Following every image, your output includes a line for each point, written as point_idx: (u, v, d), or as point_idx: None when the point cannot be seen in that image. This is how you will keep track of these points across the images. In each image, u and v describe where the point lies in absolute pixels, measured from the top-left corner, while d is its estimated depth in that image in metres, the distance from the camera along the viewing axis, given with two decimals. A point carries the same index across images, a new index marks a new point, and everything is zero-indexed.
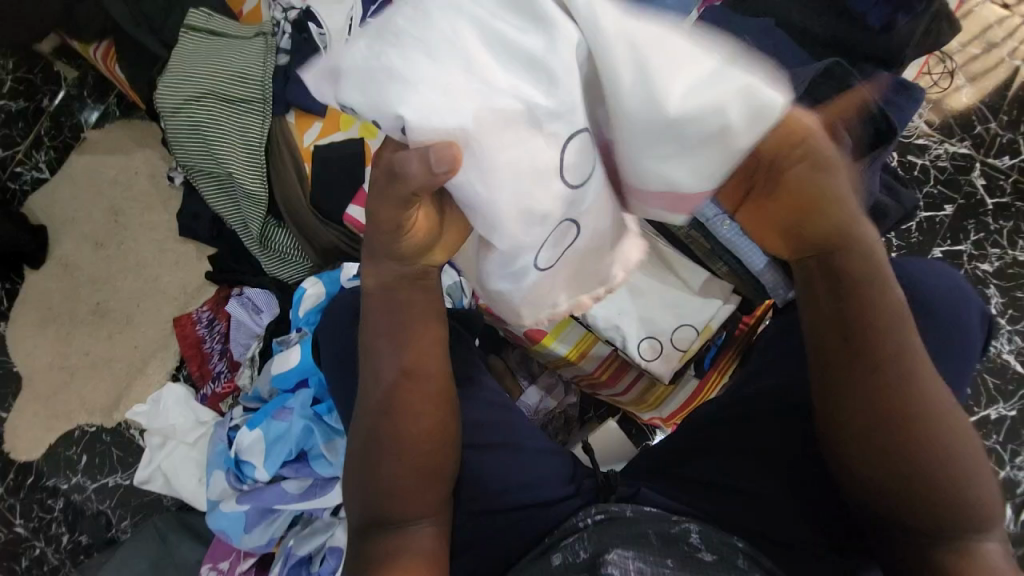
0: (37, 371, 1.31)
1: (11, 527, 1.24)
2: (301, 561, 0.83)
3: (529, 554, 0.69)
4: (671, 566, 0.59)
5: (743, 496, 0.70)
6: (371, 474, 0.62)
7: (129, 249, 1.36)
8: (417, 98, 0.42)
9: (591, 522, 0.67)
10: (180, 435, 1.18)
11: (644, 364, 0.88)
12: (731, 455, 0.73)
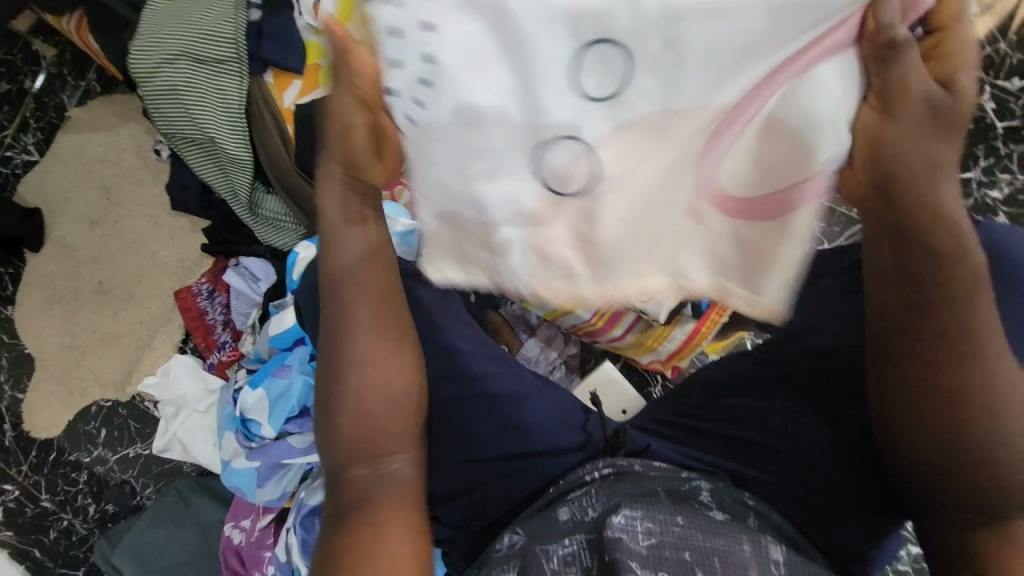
0: (49, 352, 1.34)
1: (41, 500, 1.30)
2: (312, 511, 0.85)
3: (531, 502, 0.71)
4: (682, 524, 0.58)
5: (758, 447, 0.70)
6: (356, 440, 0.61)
7: (124, 226, 1.36)
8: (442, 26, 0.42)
9: (597, 475, 0.67)
10: (192, 404, 1.21)
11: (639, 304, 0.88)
12: (734, 403, 0.73)
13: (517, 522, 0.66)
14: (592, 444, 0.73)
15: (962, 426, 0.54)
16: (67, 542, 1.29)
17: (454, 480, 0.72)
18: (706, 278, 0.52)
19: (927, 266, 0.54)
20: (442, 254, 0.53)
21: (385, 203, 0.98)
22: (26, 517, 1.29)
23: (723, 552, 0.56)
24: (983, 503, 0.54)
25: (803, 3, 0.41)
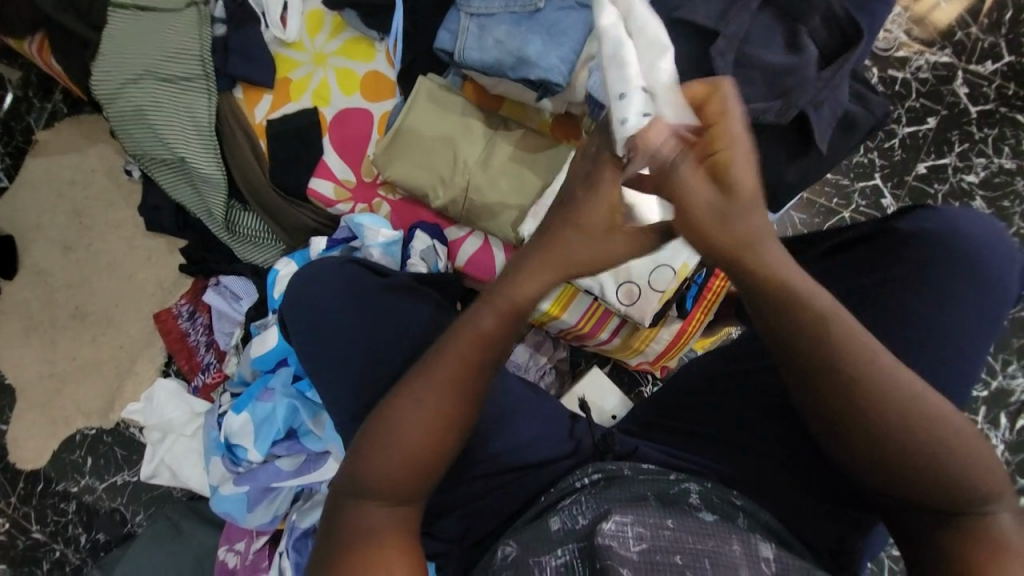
0: (29, 382, 1.31)
1: (29, 533, 1.27)
2: (304, 533, 0.84)
3: (522, 514, 0.69)
4: (672, 527, 0.58)
5: (732, 449, 0.71)
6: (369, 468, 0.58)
7: (99, 249, 1.33)
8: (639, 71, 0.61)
9: (587, 482, 0.67)
10: (179, 429, 1.19)
11: (624, 310, 0.88)
12: (717, 408, 0.74)
13: (509, 535, 0.65)
14: (580, 449, 0.73)
15: (874, 442, 0.56)
16: None
17: (446, 497, 0.71)
18: None
19: (803, 312, 0.57)
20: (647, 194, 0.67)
21: (366, 215, 0.96)
22: (14, 552, 1.27)
23: (713, 553, 0.56)
24: (951, 500, 0.54)
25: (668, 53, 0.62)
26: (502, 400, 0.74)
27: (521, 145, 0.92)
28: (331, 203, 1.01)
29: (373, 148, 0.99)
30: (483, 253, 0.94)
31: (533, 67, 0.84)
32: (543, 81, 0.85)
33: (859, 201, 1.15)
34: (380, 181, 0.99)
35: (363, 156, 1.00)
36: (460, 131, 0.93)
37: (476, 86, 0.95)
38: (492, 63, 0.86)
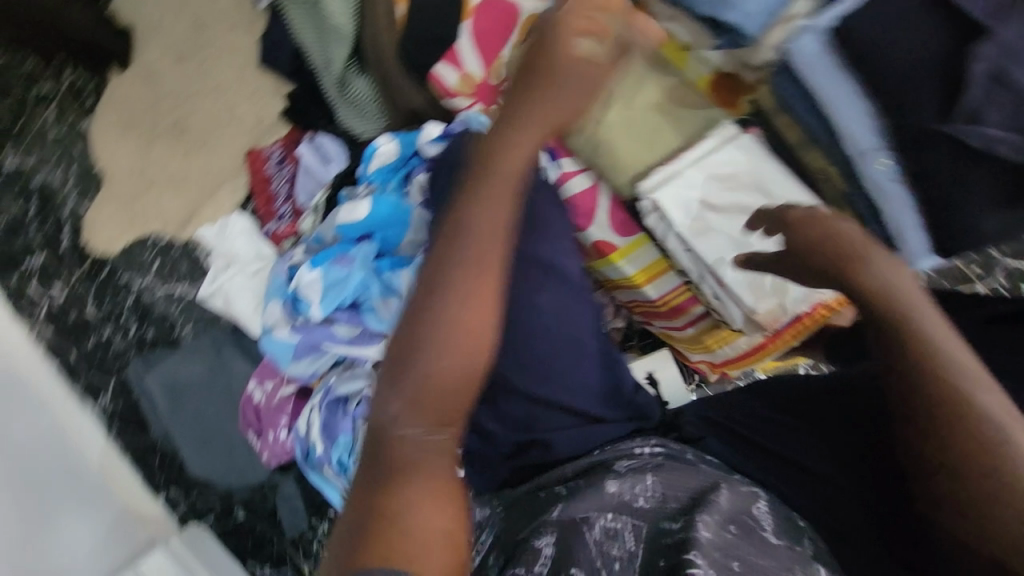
0: (118, 174, 1.37)
1: (85, 309, 1.37)
2: (339, 398, 0.89)
3: (578, 457, 0.70)
4: (733, 532, 0.56)
5: (789, 462, 0.72)
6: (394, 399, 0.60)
7: (210, 69, 1.33)
8: (758, 285, 0.78)
9: (648, 452, 0.67)
10: (242, 264, 1.26)
11: (719, 307, 0.82)
12: (776, 425, 0.75)
13: (563, 477, 0.68)
14: (637, 421, 0.75)
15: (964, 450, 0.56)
16: (101, 355, 1.35)
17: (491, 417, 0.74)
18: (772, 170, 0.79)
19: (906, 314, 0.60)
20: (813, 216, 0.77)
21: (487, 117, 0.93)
22: (66, 321, 1.36)
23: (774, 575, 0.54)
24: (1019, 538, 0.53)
25: (728, 247, 0.79)
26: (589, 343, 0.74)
27: (669, 97, 0.86)
28: (451, 94, 0.96)
29: (509, 51, 0.93)
30: (589, 195, 0.88)
31: (729, 8, 0.74)
32: (733, 28, 0.76)
33: (999, 279, 1.02)
34: (507, 86, 0.94)
35: (497, 54, 0.94)
36: (613, 56, 0.86)
37: (644, 11, 0.86)
38: None
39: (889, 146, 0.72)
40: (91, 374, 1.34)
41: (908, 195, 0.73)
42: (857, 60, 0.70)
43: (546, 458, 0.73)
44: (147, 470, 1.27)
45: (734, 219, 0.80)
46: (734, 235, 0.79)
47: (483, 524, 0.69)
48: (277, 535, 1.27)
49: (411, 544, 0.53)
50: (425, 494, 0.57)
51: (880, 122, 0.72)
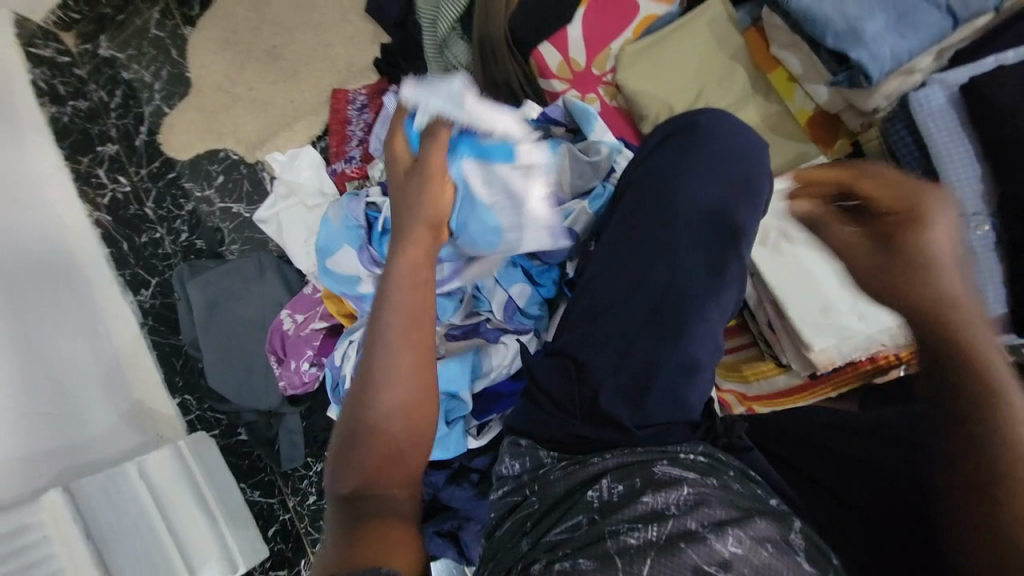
0: (207, 86, 1.42)
1: (143, 206, 1.40)
2: None
3: (613, 448, 0.69)
4: (767, 553, 0.55)
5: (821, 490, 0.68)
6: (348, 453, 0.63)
7: (317, 6, 1.37)
8: (824, 329, 0.76)
9: (692, 458, 0.66)
10: (303, 196, 1.28)
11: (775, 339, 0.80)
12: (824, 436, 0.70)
13: (603, 464, 0.67)
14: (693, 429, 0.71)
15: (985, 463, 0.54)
16: (150, 252, 1.36)
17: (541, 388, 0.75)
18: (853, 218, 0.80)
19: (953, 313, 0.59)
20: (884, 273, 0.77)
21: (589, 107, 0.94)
22: (124, 212, 1.37)
23: None
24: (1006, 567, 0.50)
25: (799, 284, 0.78)
26: (707, 325, 0.73)
27: (768, 122, 0.88)
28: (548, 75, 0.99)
29: (619, 45, 0.96)
30: None
31: (859, 45, 0.75)
32: (857, 65, 0.77)
33: None
34: (608, 79, 0.97)
35: (604, 46, 0.96)
36: (720, 72, 0.90)
37: (760, 35, 0.89)
38: (817, 18, 0.77)
39: (991, 211, 0.75)
40: (137, 267, 1.34)
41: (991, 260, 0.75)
42: (977, 116, 0.73)
43: (589, 434, 0.70)
44: (168, 370, 1.27)
45: (806, 257, 0.79)
46: (808, 273, 0.78)
47: (507, 500, 0.70)
48: (273, 464, 1.25)
49: (373, 507, 0.59)
50: (380, 459, 0.62)
51: (987, 188, 0.75)
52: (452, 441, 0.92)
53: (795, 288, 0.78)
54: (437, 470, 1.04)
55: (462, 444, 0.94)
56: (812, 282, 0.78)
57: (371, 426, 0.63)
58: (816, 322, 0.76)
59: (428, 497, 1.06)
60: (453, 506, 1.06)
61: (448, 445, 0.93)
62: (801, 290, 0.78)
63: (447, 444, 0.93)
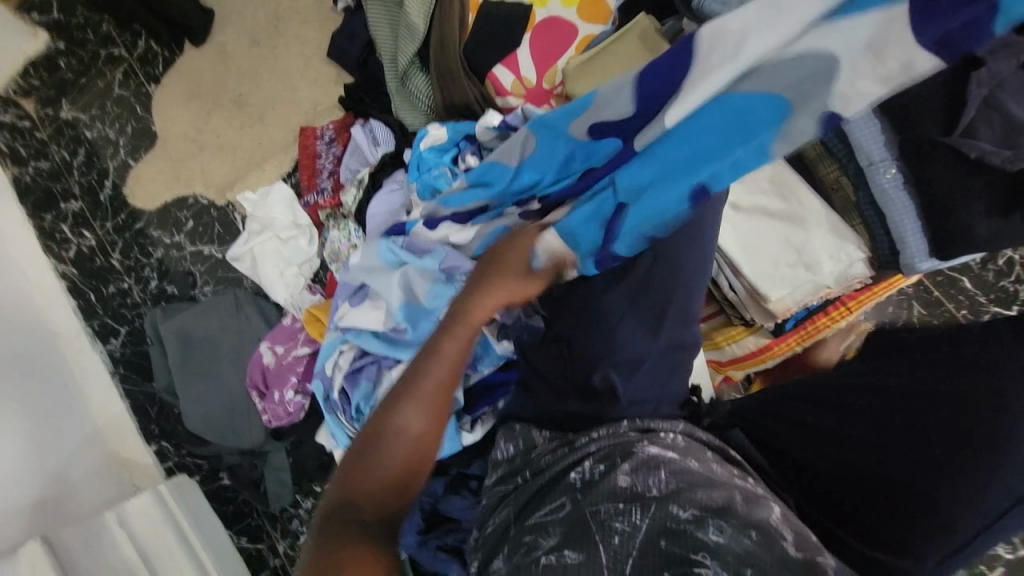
0: (173, 136, 1.45)
1: (109, 258, 1.38)
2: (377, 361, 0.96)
3: (606, 424, 0.76)
4: (750, 541, 0.57)
5: (800, 455, 0.77)
6: (350, 472, 0.65)
7: (280, 55, 1.45)
8: (779, 284, 0.86)
9: (675, 440, 0.71)
10: (276, 230, 1.31)
11: (741, 300, 0.90)
12: (795, 415, 0.80)
13: (588, 453, 0.71)
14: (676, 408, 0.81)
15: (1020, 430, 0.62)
16: (118, 301, 1.34)
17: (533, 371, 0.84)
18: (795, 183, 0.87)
19: None
20: (830, 225, 0.85)
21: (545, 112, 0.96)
22: (91, 265, 1.36)
23: None
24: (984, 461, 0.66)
25: (755, 245, 0.87)
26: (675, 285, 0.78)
27: None
28: (504, 93, 1.09)
29: (564, 61, 1.04)
30: None
31: None
32: None
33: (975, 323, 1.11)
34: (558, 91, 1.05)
35: (551, 64, 1.06)
36: None
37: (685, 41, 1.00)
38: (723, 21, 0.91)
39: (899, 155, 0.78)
40: (106, 317, 1.31)
41: (909, 203, 0.77)
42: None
43: (578, 411, 0.79)
44: (143, 418, 1.24)
45: (759, 220, 0.88)
46: (762, 236, 0.87)
47: (506, 480, 0.76)
48: (260, 506, 1.21)
49: (345, 515, 0.62)
50: (367, 481, 0.64)
51: None
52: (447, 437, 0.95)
53: (751, 249, 0.87)
54: (435, 478, 1.03)
55: (457, 441, 0.97)
56: (765, 241, 0.87)
57: (377, 433, 0.66)
58: (773, 280, 0.86)
59: (429, 507, 1.04)
60: (455, 518, 1.04)
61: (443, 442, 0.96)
62: (757, 252, 0.87)
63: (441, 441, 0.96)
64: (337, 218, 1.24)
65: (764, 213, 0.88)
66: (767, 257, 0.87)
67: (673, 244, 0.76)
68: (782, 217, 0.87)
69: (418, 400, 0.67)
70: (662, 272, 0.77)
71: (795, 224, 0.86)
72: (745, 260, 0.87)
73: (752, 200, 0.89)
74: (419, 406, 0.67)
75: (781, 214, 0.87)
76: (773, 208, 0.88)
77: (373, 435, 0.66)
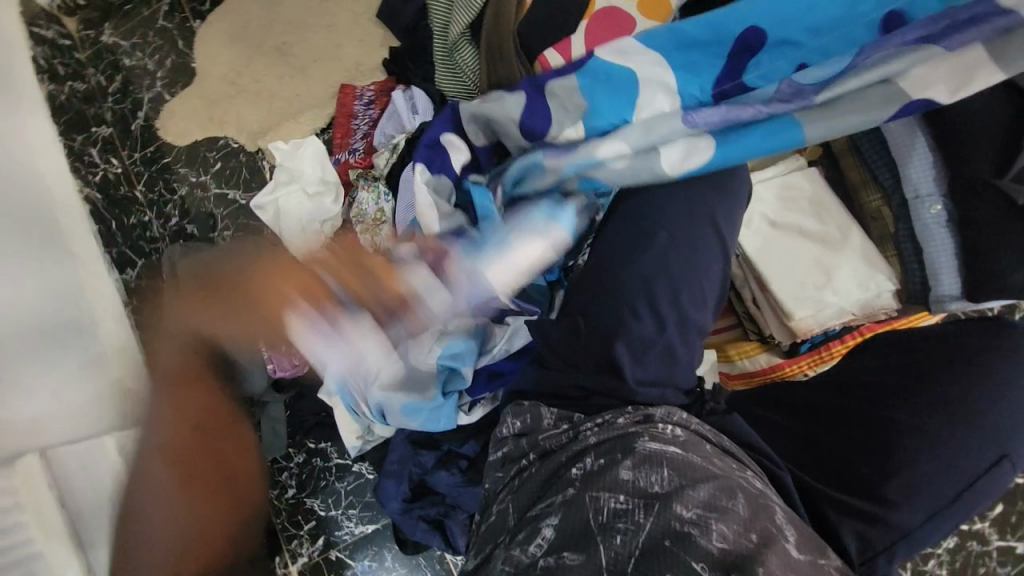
0: (211, 76, 1.44)
1: (134, 189, 1.39)
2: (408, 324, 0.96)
3: (611, 409, 0.78)
4: (753, 542, 0.62)
5: (803, 439, 0.82)
6: (149, 538, 0.76)
7: (329, 8, 1.44)
8: (807, 306, 0.87)
9: (673, 433, 0.73)
10: (303, 183, 1.31)
11: (763, 316, 0.92)
12: (801, 408, 0.85)
13: (591, 445, 0.73)
14: (681, 387, 0.83)
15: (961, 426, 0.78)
16: (138, 233, 1.37)
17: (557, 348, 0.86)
18: (837, 213, 0.90)
19: None
20: (860, 257, 0.87)
21: None
22: (115, 193, 1.38)
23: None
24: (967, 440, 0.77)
25: (788, 263, 0.89)
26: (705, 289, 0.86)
27: None
28: None
29: None
30: None
31: None
32: None
33: None
34: None
35: None
36: None
37: None
38: None
39: (945, 193, 0.82)
40: (125, 247, 1.34)
41: (950, 241, 0.83)
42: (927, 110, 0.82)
43: (595, 387, 0.81)
44: None
45: (795, 241, 0.90)
46: (798, 256, 0.89)
47: (509, 463, 0.80)
48: None
49: (208, 531, 0.76)
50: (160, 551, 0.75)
51: (939, 170, 0.83)
52: (444, 414, 0.97)
53: (787, 267, 0.89)
54: (426, 451, 1.04)
55: (451, 420, 0.99)
56: (800, 264, 0.88)
57: (140, 517, 0.79)
58: (805, 301, 0.87)
59: (416, 478, 1.06)
60: (438, 492, 1.05)
61: (439, 418, 0.98)
62: (794, 272, 0.88)
63: (437, 417, 0.98)
64: (369, 179, 1.24)
65: (802, 235, 0.90)
66: (799, 278, 0.88)
67: (692, 223, 0.87)
68: (821, 243, 0.89)
69: (163, 429, 0.82)
70: (677, 248, 0.87)
71: (827, 252, 0.88)
72: (779, 277, 0.88)
73: (793, 221, 0.91)
74: (160, 436, 0.81)
75: (814, 240, 0.89)
76: (813, 233, 0.90)
77: (140, 518, 0.78)
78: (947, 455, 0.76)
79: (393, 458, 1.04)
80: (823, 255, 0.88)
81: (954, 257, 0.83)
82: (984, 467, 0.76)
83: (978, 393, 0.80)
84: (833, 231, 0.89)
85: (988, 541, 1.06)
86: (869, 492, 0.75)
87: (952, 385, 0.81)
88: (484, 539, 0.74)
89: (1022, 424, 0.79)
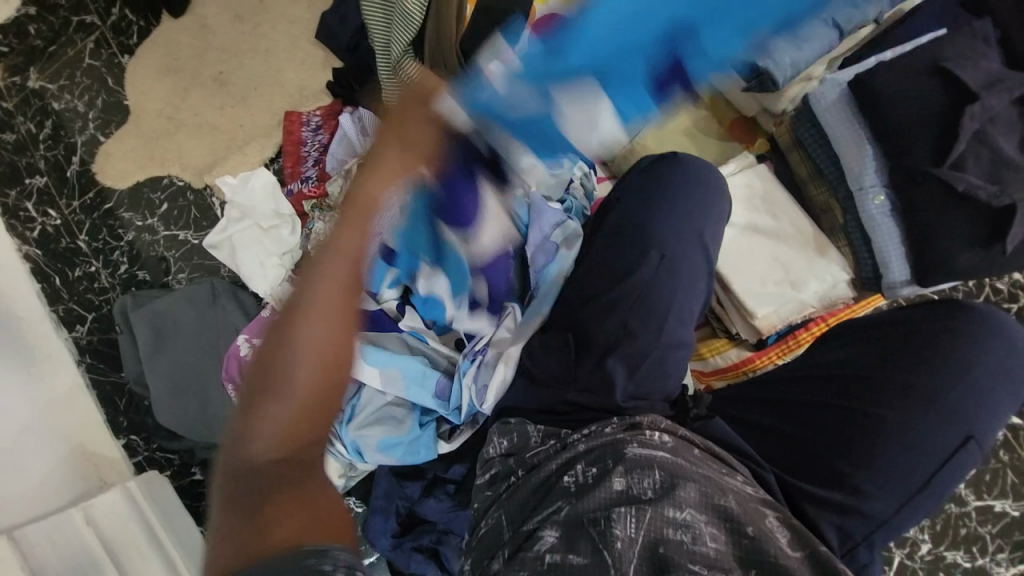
0: (146, 113, 1.37)
1: (76, 239, 1.30)
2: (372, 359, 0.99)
3: (598, 421, 0.78)
4: (749, 538, 0.64)
5: (781, 437, 0.85)
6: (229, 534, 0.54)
7: (264, 32, 1.39)
8: (768, 302, 0.91)
9: (661, 439, 0.72)
10: (257, 218, 1.26)
11: (730, 313, 0.94)
12: (778, 405, 0.87)
13: (581, 454, 0.73)
14: (659, 393, 0.83)
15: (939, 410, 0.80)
16: (84, 286, 1.27)
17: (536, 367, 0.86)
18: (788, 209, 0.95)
19: None
20: (812, 250, 0.93)
21: None
22: (57, 246, 1.29)
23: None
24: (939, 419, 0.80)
25: (745, 261, 0.93)
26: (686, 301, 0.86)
27: (698, 123, 1.05)
28: None
29: None
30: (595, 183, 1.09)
31: None
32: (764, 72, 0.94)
33: None
34: None
35: None
36: None
37: None
38: None
39: (885, 183, 0.88)
40: (73, 302, 1.25)
41: (896, 229, 0.88)
42: (864, 104, 0.88)
43: (584, 402, 0.81)
44: (111, 411, 1.19)
45: (750, 239, 0.94)
46: (756, 254, 0.93)
47: (499, 482, 0.77)
48: None
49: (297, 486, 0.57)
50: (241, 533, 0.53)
51: (880, 162, 0.88)
52: (423, 445, 0.95)
53: (745, 266, 0.93)
54: (412, 481, 1.02)
55: (432, 450, 0.97)
56: (756, 262, 0.93)
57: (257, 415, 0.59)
58: (766, 298, 0.91)
59: (405, 511, 1.03)
60: (430, 520, 1.02)
61: (417, 451, 0.96)
62: (752, 270, 0.92)
63: (415, 449, 0.96)
64: (324, 210, 1.20)
65: (758, 234, 0.94)
66: (759, 275, 0.92)
67: (682, 243, 0.87)
68: (775, 239, 0.93)
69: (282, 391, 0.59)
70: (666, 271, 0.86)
71: (783, 247, 0.93)
72: (738, 277, 0.92)
73: (749, 221, 0.94)
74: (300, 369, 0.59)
75: (769, 236, 0.94)
76: (768, 231, 0.94)
77: (254, 421, 0.59)
78: (918, 435, 0.79)
79: (378, 494, 1.02)
80: (779, 249, 0.93)
81: (902, 246, 0.87)
82: (957, 445, 0.79)
83: (947, 371, 0.82)
84: (788, 226, 0.94)
85: (965, 502, 1.10)
86: (846, 484, 0.78)
87: (926, 373, 0.83)
88: (474, 556, 0.71)
89: (989, 397, 0.82)
